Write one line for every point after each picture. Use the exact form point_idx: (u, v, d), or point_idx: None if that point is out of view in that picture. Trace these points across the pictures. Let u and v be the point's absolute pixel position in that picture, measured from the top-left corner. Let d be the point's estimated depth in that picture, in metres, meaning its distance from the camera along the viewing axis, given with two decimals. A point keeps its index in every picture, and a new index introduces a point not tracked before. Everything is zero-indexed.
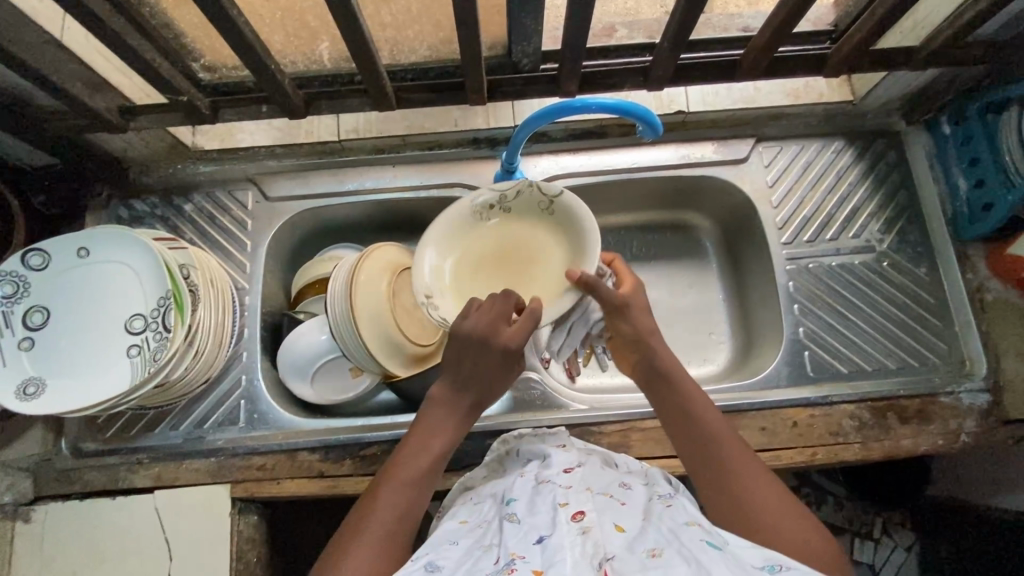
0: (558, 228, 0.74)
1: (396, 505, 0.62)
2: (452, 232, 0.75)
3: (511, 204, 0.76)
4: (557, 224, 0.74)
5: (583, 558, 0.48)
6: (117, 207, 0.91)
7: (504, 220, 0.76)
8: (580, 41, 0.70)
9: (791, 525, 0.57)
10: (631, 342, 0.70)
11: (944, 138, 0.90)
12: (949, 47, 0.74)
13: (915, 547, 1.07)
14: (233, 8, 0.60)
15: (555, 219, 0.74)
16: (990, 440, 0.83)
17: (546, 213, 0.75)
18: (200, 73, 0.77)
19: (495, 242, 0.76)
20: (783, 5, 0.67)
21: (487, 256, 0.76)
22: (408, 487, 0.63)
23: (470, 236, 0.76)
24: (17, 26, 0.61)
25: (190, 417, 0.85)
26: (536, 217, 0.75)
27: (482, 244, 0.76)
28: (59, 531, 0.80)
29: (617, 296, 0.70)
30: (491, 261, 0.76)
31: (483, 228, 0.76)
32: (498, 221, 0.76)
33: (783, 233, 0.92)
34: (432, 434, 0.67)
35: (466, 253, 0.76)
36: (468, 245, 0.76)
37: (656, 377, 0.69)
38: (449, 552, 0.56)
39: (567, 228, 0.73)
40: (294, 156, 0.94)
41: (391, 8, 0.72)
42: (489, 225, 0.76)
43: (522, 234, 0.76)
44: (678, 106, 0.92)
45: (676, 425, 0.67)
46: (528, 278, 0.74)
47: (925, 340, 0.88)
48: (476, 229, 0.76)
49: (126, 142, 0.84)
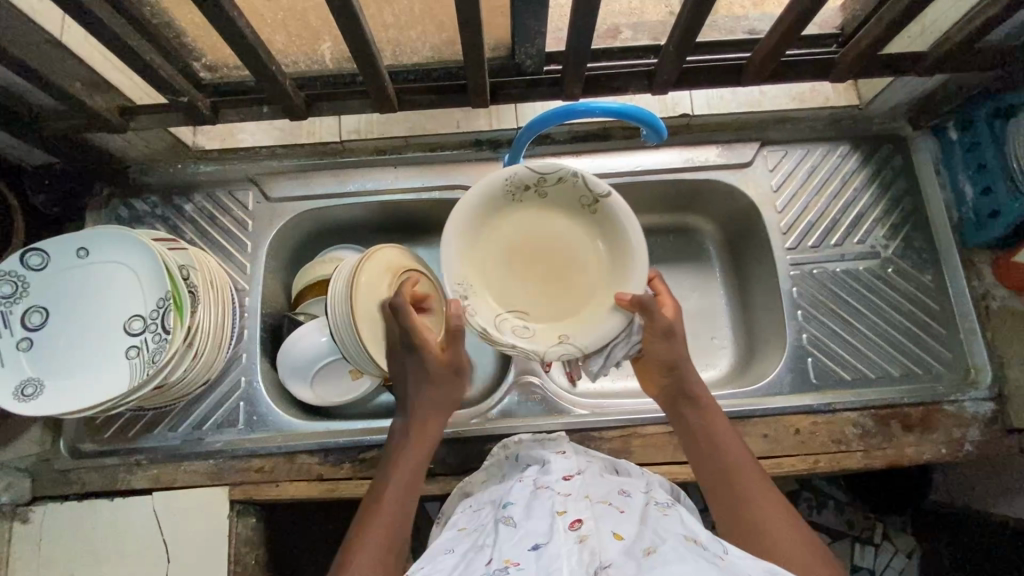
0: (598, 229, 0.69)
1: (386, 516, 0.67)
2: (485, 210, 0.68)
3: (550, 189, 0.69)
4: (596, 224, 0.69)
5: (579, 566, 0.48)
6: (118, 206, 0.90)
7: (537, 208, 0.70)
8: (584, 44, 0.69)
9: (791, 537, 0.58)
10: (666, 366, 0.71)
11: (951, 144, 0.89)
12: (958, 53, 0.73)
13: (915, 554, 1.06)
14: (234, 10, 0.59)
15: (595, 220, 0.69)
16: (994, 449, 0.83)
17: (585, 210, 0.69)
18: (200, 73, 0.76)
19: (526, 229, 0.70)
20: (792, 8, 0.66)
21: (516, 245, 0.70)
22: (394, 501, 0.69)
23: (500, 219, 0.69)
24: (16, 26, 0.61)
25: (190, 418, 0.85)
26: (573, 212, 0.70)
27: (511, 229, 0.70)
28: (56, 532, 0.80)
29: (665, 321, 0.68)
30: (521, 252, 0.70)
31: (514, 211, 0.69)
32: (530, 206, 0.70)
33: (788, 238, 0.91)
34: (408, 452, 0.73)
35: (495, 239, 0.70)
36: (497, 229, 0.69)
37: (677, 393, 0.72)
38: (444, 560, 0.55)
39: (608, 232, 0.69)
40: (295, 156, 0.93)
41: (394, 9, 0.71)
42: (521, 207, 0.69)
43: (557, 228, 0.70)
44: (682, 109, 0.91)
45: (693, 443, 0.69)
46: (558, 276, 0.70)
47: (929, 348, 0.87)
48: (506, 211, 0.69)
49: (126, 141, 0.83)
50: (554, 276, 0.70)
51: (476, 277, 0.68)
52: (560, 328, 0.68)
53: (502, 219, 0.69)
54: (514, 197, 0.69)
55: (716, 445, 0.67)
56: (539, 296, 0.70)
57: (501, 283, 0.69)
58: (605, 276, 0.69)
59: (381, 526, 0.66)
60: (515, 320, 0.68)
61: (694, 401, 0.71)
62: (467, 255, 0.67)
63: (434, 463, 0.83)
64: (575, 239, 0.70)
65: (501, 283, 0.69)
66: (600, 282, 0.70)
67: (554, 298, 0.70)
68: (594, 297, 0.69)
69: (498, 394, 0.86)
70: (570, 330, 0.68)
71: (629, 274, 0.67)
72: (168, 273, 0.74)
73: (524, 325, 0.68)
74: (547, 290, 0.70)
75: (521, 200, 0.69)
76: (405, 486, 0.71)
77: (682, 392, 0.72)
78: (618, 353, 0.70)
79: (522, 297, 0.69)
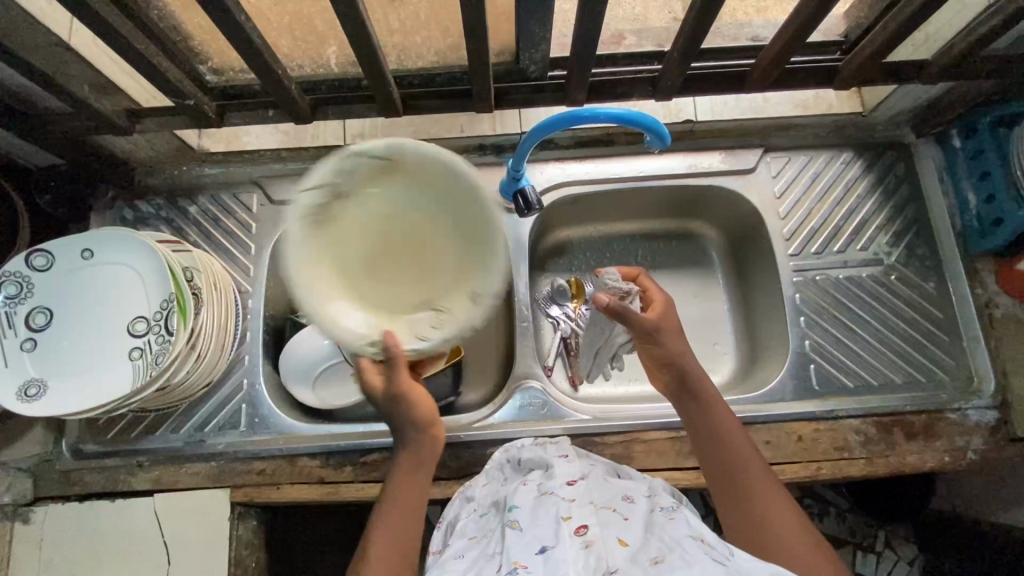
0: (422, 176, 0.60)
1: (391, 544, 0.65)
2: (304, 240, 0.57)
3: (328, 178, 0.57)
4: (410, 168, 0.59)
5: (586, 570, 0.48)
6: (123, 208, 0.90)
7: (349, 207, 0.59)
8: (589, 50, 0.69)
9: (802, 540, 0.58)
10: (661, 363, 0.72)
11: (954, 152, 0.89)
12: (961, 62, 0.74)
13: (917, 561, 1.06)
14: (242, 14, 0.60)
15: (401, 166, 0.59)
16: (997, 458, 0.83)
17: (389, 171, 0.59)
18: (207, 76, 0.76)
19: (356, 232, 0.60)
20: (797, 16, 0.66)
21: (360, 252, 0.60)
22: (401, 526, 0.67)
23: (320, 238, 0.58)
24: (26, 29, 0.61)
25: (191, 421, 0.85)
26: (378, 178, 0.60)
27: (343, 246, 0.59)
28: (57, 532, 0.80)
29: (645, 321, 0.72)
30: (371, 252, 0.61)
31: (332, 229, 0.59)
32: (340, 211, 0.59)
33: (791, 244, 0.91)
34: (412, 469, 0.70)
35: (337, 262, 0.59)
36: (326, 252, 0.58)
37: (680, 389, 0.71)
38: (455, 564, 0.55)
39: (429, 167, 0.59)
40: (299, 160, 0.93)
41: (400, 13, 0.72)
42: (337, 223, 0.59)
43: (384, 208, 0.61)
44: (686, 114, 0.93)
45: (702, 440, 0.68)
46: (420, 250, 0.61)
47: (933, 355, 0.87)
48: (320, 230, 0.58)
49: (134, 144, 0.84)
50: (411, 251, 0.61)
51: (349, 303, 0.58)
52: (464, 286, 0.60)
53: (323, 243, 0.58)
54: (316, 220, 0.57)
55: (726, 441, 0.66)
56: (415, 282, 0.61)
57: (381, 297, 0.60)
58: (460, 209, 0.60)
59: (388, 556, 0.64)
60: (421, 320, 0.60)
61: (698, 398, 0.70)
62: (328, 298, 0.57)
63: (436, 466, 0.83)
64: (405, 199, 0.61)
65: (378, 295, 0.60)
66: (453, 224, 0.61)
67: (433, 269, 0.61)
68: (466, 236, 0.60)
69: (499, 400, 0.86)
70: (474, 280, 0.59)
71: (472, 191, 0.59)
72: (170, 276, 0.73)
73: (432, 319, 0.60)
74: (422, 272, 0.61)
75: (322, 212, 0.58)
76: (411, 510, 0.68)
77: (686, 389, 0.71)
78: (606, 350, 0.89)
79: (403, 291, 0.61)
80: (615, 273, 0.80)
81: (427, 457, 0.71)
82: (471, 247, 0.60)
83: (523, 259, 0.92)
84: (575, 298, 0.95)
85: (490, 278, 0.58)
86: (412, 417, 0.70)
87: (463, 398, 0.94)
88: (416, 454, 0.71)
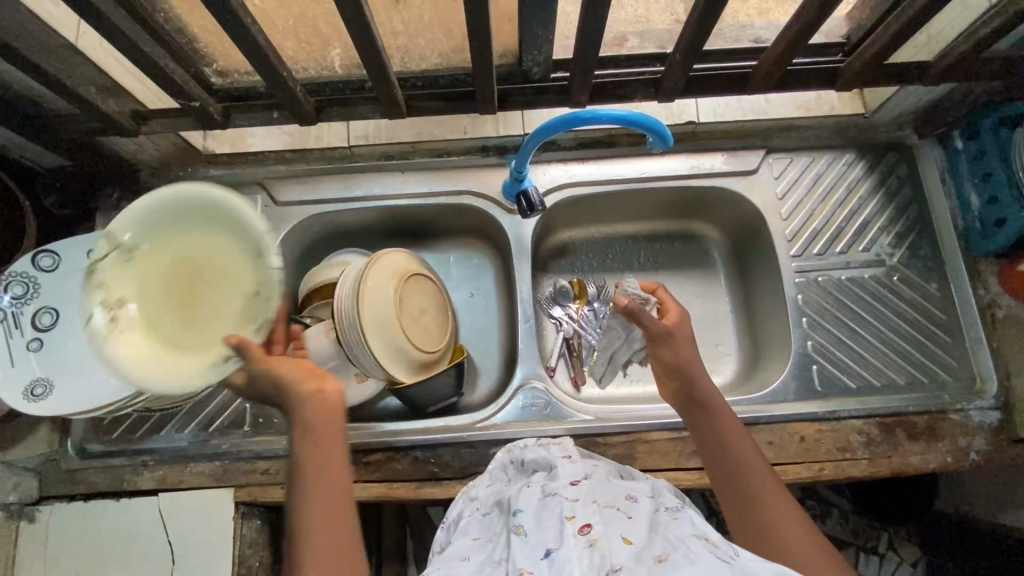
0: (153, 224, 0.66)
1: (323, 539, 0.57)
2: (125, 350, 0.63)
3: (100, 293, 0.64)
4: (143, 250, 0.66)
5: (590, 570, 0.48)
6: (128, 209, 0.91)
7: (131, 301, 0.65)
8: (592, 51, 0.69)
9: (802, 539, 0.58)
10: (670, 369, 0.74)
11: (956, 152, 0.89)
12: (963, 64, 0.74)
13: (921, 563, 1.05)
14: (248, 16, 0.60)
15: (142, 225, 0.66)
16: (999, 459, 0.83)
17: (127, 258, 0.65)
18: (212, 78, 0.77)
19: (155, 307, 0.66)
20: (799, 18, 0.66)
21: (169, 317, 0.67)
22: (325, 494, 0.60)
23: (136, 338, 0.64)
24: (34, 32, 0.62)
25: (195, 421, 0.85)
26: (124, 269, 0.65)
27: (159, 327, 0.66)
28: (62, 531, 0.81)
29: (657, 326, 0.75)
30: (178, 315, 0.67)
31: (141, 327, 0.65)
32: (134, 308, 0.65)
33: (793, 245, 0.91)
34: (319, 451, 0.62)
35: (156, 346, 0.65)
36: (153, 343, 0.65)
37: (687, 398, 0.72)
38: (461, 567, 0.56)
39: (155, 209, 0.66)
40: (303, 162, 0.94)
41: (403, 16, 0.72)
42: (140, 319, 0.65)
43: (156, 270, 0.67)
44: (688, 116, 0.91)
45: (705, 439, 0.68)
46: (206, 269, 0.68)
47: (935, 356, 0.87)
48: (122, 337, 0.63)
49: (139, 145, 0.84)
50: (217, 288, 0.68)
51: (192, 357, 0.66)
52: (253, 258, 0.69)
53: (145, 339, 0.65)
54: (119, 332, 0.64)
55: (731, 442, 0.67)
56: (227, 304, 0.68)
57: (205, 331, 0.67)
58: (200, 212, 0.67)
59: (324, 554, 0.56)
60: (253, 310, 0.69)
61: (703, 404, 0.70)
62: (177, 371, 0.65)
63: (439, 466, 0.83)
64: (177, 237, 0.67)
65: (209, 334, 0.67)
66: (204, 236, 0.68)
67: (227, 274, 0.69)
68: (212, 223, 0.68)
69: (501, 400, 0.86)
70: (253, 244, 0.68)
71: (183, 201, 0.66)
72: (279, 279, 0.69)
73: (259, 302, 0.69)
74: (220, 287, 0.69)
75: (116, 324, 0.64)
76: (333, 494, 0.60)
77: (692, 397, 0.72)
78: (620, 354, 0.94)
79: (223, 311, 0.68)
80: (636, 286, 0.84)
81: (329, 431, 0.64)
82: (231, 227, 0.68)
83: (525, 260, 0.92)
84: (578, 299, 0.98)
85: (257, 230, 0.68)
86: (287, 393, 0.65)
87: (466, 398, 0.95)
88: (315, 434, 0.63)
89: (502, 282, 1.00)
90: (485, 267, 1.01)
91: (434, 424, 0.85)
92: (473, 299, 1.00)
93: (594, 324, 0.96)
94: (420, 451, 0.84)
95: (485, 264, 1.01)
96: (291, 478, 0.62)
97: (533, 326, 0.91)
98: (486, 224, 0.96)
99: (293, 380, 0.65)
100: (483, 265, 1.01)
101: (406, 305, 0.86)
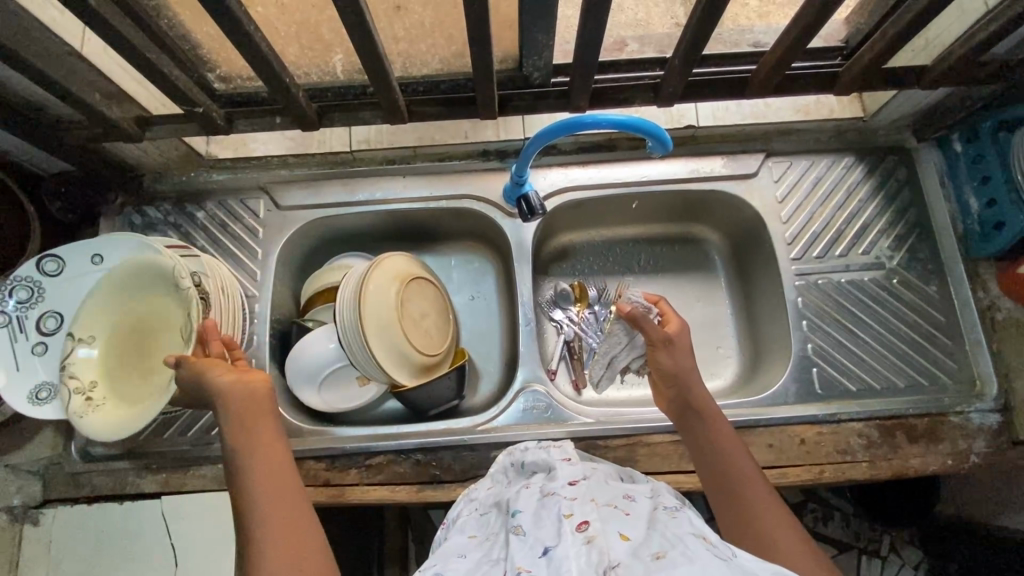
0: (115, 301, 0.77)
1: (274, 514, 0.57)
2: (114, 418, 0.73)
3: (78, 377, 0.73)
4: (101, 331, 0.76)
5: (589, 567, 0.48)
6: (132, 213, 0.92)
7: (99, 380, 0.75)
8: (592, 56, 0.70)
9: (793, 541, 0.58)
10: (668, 376, 0.74)
11: (955, 156, 0.90)
12: (962, 68, 0.74)
13: (923, 565, 1.08)
14: (250, 23, 0.61)
15: (102, 307, 0.76)
16: (1000, 462, 0.83)
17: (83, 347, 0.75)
18: (214, 84, 0.78)
19: (125, 372, 0.76)
20: (798, 22, 0.67)
21: (141, 377, 0.77)
22: (271, 482, 0.60)
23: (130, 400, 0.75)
24: (39, 39, 0.62)
25: (198, 424, 0.85)
26: (85, 354, 0.74)
27: (128, 391, 0.76)
28: (67, 534, 0.81)
29: (657, 332, 0.76)
30: (152, 368, 0.78)
31: (113, 395, 0.75)
32: (102, 383, 0.75)
33: (793, 248, 0.92)
34: (255, 437, 0.63)
35: (139, 402, 0.75)
36: (127, 404, 0.75)
37: (684, 406, 0.73)
38: (458, 563, 0.56)
39: (105, 291, 0.76)
40: (305, 166, 0.95)
41: (405, 22, 0.73)
42: (113, 390, 0.75)
43: (122, 341, 0.77)
44: (687, 120, 0.92)
45: (700, 445, 0.69)
46: (163, 324, 0.79)
47: (936, 359, 0.87)
48: (114, 405, 0.74)
49: (142, 151, 0.85)
50: (137, 350, 0.78)
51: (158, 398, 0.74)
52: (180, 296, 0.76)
53: (117, 406, 0.74)
54: (97, 408, 0.73)
55: (724, 448, 0.67)
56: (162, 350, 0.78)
57: (168, 374, 0.77)
58: (139, 282, 0.77)
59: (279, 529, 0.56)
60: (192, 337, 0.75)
61: (703, 414, 0.71)
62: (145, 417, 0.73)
63: (440, 469, 0.83)
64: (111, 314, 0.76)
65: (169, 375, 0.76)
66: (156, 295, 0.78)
67: (177, 315, 0.78)
68: (154, 283, 0.78)
69: (502, 403, 0.87)
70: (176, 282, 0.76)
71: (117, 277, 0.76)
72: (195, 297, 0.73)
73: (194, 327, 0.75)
74: (169, 335, 0.78)
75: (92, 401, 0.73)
76: (278, 474, 0.60)
77: (690, 405, 0.72)
78: (619, 360, 0.91)
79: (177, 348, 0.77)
80: (639, 295, 0.85)
81: (259, 418, 0.64)
82: (160, 280, 0.77)
83: (526, 264, 0.92)
84: (579, 301, 0.98)
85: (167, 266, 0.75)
86: (212, 388, 0.65)
87: (468, 401, 0.95)
88: (246, 421, 0.63)
89: (503, 286, 1.00)
90: (487, 270, 1.02)
91: (434, 428, 0.85)
92: (474, 302, 1.01)
93: (593, 327, 0.96)
94: (421, 455, 0.84)
95: (486, 267, 1.02)
96: (231, 471, 0.61)
97: (534, 329, 0.91)
98: (487, 228, 0.97)
99: (216, 373, 0.65)
100: (483, 268, 1.02)
101: (407, 308, 0.86)
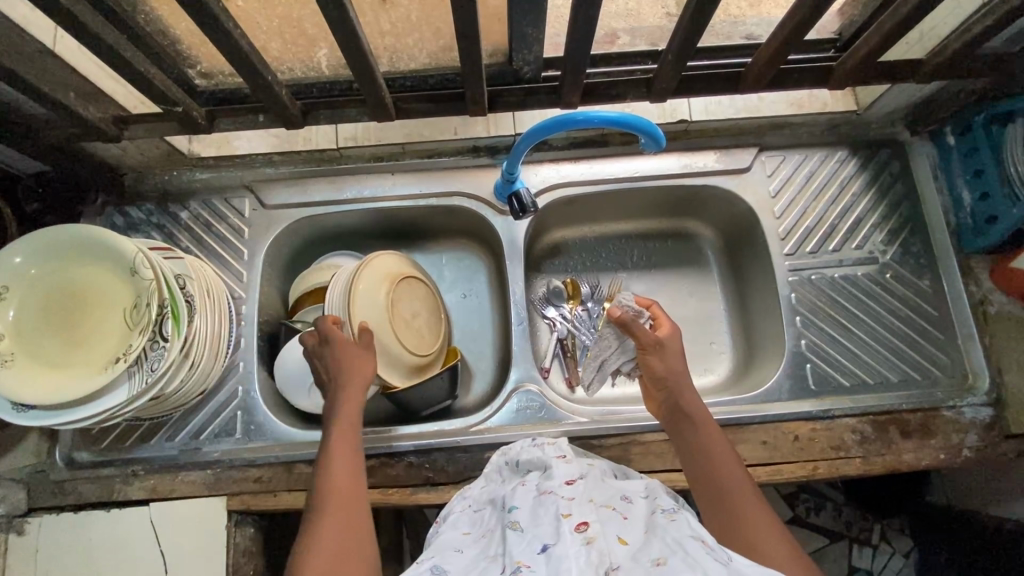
0: (44, 258, 0.71)
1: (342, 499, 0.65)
2: (21, 385, 0.66)
3: None
4: (21, 285, 0.70)
5: (588, 567, 0.48)
6: (113, 213, 0.90)
7: (11, 342, 0.68)
8: (584, 52, 0.68)
9: (776, 540, 0.58)
10: (659, 380, 0.75)
11: (947, 149, 0.89)
12: (957, 61, 0.73)
13: (913, 553, 1.09)
14: (228, 20, 0.59)
15: (28, 261, 0.70)
16: (992, 455, 0.83)
17: None
18: (196, 80, 0.76)
19: (40, 337, 0.70)
20: (794, 16, 0.65)
21: (61, 342, 0.70)
22: (349, 468, 0.68)
23: (44, 367, 0.68)
24: (8, 36, 0.60)
25: (186, 429, 0.84)
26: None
27: (44, 354, 0.69)
28: (50, 543, 0.79)
29: (649, 336, 0.76)
30: (74, 340, 0.71)
31: (28, 353, 0.68)
32: (14, 345, 0.68)
33: (786, 244, 0.91)
34: (348, 430, 0.72)
35: (54, 372, 0.68)
36: (40, 373, 0.68)
37: (676, 409, 0.72)
38: (455, 558, 0.55)
39: (25, 247, 0.70)
40: (290, 163, 0.92)
41: (391, 15, 0.71)
42: (29, 347, 0.69)
43: (41, 301, 0.71)
44: (681, 114, 0.90)
45: (681, 443, 0.70)
46: (92, 291, 0.72)
47: (928, 353, 0.87)
48: (25, 371, 0.67)
49: (122, 150, 0.83)
50: (60, 319, 0.71)
51: (86, 374, 0.68)
52: (129, 273, 0.71)
53: (30, 365, 0.68)
54: (7, 364, 0.67)
55: (714, 445, 0.68)
56: (90, 324, 0.71)
57: (95, 346, 0.70)
58: (72, 249, 0.71)
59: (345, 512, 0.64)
60: (134, 317, 0.70)
61: (694, 421, 0.70)
62: (70, 385, 0.67)
63: (433, 472, 0.82)
64: (34, 277, 0.71)
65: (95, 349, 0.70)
66: (87, 266, 0.72)
67: (113, 292, 0.72)
68: (90, 250, 0.71)
69: (495, 404, 0.86)
70: (119, 261, 0.71)
71: (47, 238, 0.70)
72: (160, 284, 0.69)
73: (136, 308, 0.70)
74: (98, 311, 0.72)
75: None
76: (354, 474, 0.68)
77: (682, 410, 0.71)
78: (611, 363, 0.89)
79: (116, 329, 0.71)
80: (631, 299, 0.85)
81: (356, 428, 0.72)
82: (94, 248, 0.71)
83: (518, 261, 0.91)
84: (572, 299, 0.98)
85: (123, 242, 0.70)
86: (338, 371, 0.74)
87: (462, 401, 0.95)
88: (352, 418, 0.73)
89: (496, 284, 0.99)
90: (478, 268, 1.00)
91: (427, 430, 0.84)
92: (466, 300, 1.00)
93: (587, 323, 0.96)
94: (414, 456, 0.83)
95: (479, 265, 1.00)
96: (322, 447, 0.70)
97: (527, 328, 0.90)
98: (478, 225, 0.96)
99: (346, 355, 0.75)
100: (476, 266, 1.00)
101: (399, 309, 0.84)
